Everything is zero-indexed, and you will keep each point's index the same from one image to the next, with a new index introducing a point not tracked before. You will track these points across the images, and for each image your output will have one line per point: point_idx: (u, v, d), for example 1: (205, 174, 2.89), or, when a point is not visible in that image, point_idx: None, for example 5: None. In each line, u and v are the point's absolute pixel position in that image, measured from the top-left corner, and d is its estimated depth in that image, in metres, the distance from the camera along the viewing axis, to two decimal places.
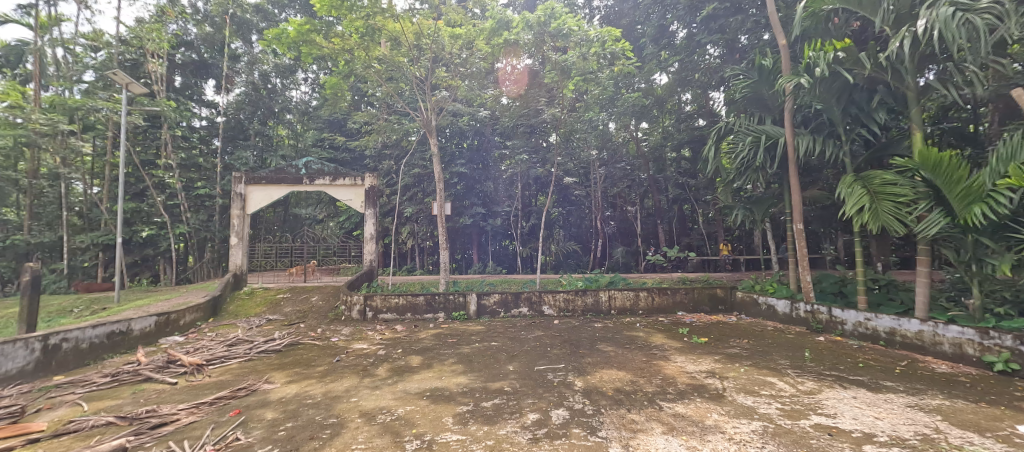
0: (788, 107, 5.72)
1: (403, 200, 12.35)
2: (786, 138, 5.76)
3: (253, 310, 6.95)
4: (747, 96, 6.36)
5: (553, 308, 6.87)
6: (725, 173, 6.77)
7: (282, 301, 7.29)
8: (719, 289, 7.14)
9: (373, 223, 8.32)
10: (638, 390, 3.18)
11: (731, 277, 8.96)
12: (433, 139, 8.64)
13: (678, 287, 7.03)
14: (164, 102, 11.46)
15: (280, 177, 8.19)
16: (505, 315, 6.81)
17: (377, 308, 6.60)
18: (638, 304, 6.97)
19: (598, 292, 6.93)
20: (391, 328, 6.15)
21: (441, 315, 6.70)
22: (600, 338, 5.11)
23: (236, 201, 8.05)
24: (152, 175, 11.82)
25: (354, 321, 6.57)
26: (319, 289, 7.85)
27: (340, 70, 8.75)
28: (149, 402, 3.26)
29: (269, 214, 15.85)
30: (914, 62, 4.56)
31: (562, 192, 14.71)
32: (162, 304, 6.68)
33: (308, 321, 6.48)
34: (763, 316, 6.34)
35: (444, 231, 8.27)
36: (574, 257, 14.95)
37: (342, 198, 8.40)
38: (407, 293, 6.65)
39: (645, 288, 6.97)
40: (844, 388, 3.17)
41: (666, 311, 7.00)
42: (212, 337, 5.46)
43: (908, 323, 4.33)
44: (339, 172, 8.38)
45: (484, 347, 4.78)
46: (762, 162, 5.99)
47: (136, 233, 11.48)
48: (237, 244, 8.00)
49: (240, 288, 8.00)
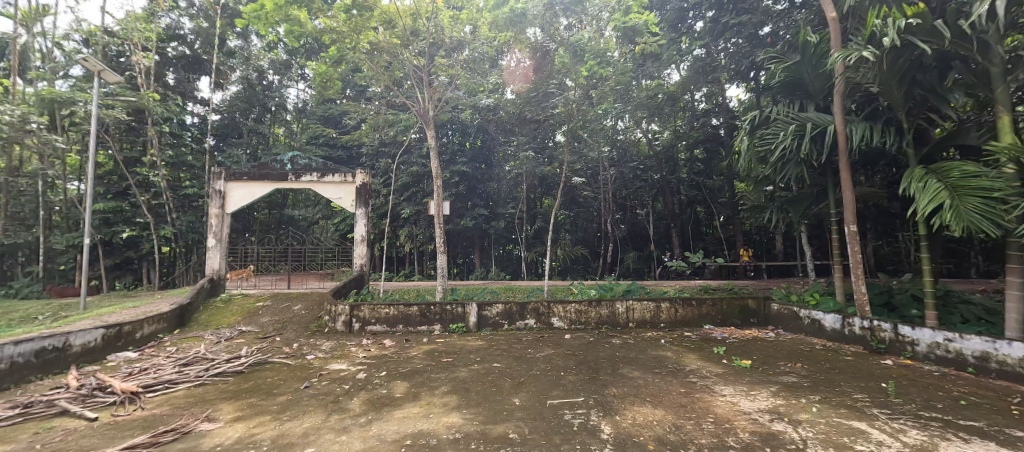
0: (837, 90, 4.98)
1: (401, 201, 11.63)
2: (837, 126, 4.98)
3: (226, 320, 6.19)
4: (786, 80, 5.62)
5: (564, 320, 6.07)
6: (759, 168, 5.99)
7: (260, 310, 6.54)
8: (751, 300, 6.33)
9: (365, 223, 7.58)
10: (687, 441, 2.38)
11: (757, 286, 8.15)
12: (431, 131, 7.91)
13: (705, 297, 6.23)
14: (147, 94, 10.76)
15: (264, 173, 7.48)
16: (510, 328, 6.02)
17: (364, 319, 5.84)
18: (659, 316, 6.17)
19: (615, 302, 6.14)
20: (379, 343, 5.38)
21: (437, 327, 5.92)
22: (622, 359, 4.32)
23: (214, 199, 7.33)
24: (135, 173, 11.14)
25: (339, 333, 5.80)
26: (303, 297, 7.10)
27: (329, 57, 8.05)
28: (44, 450, 2.51)
29: (262, 216, 15.21)
30: (1006, 29, 3.77)
31: (570, 194, 13.97)
32: (123, 313, 5.94)
33: (286, 333, 5.72)
34: (805, 332, 5.53)
35: (441, 233, 7.50)
36: (582, 262, 14.16)
37: (331, 197, 7.63)
38: (399, 302, 5.88)
39: (667, 298, 6.18)
40: (967, 443, 2.36)
41: (692, 325, 6.19)
42: (170, 354, 4.72)
43: (1007, 348, 3.51)
44: (327, 168, 7.65)
45: (484, 371, 3.99)
46: (809, 155, 5.14)
47: (115, 234, 10.69)
48: (215, 246, 7.27)
49: (218, 294, 7.26)
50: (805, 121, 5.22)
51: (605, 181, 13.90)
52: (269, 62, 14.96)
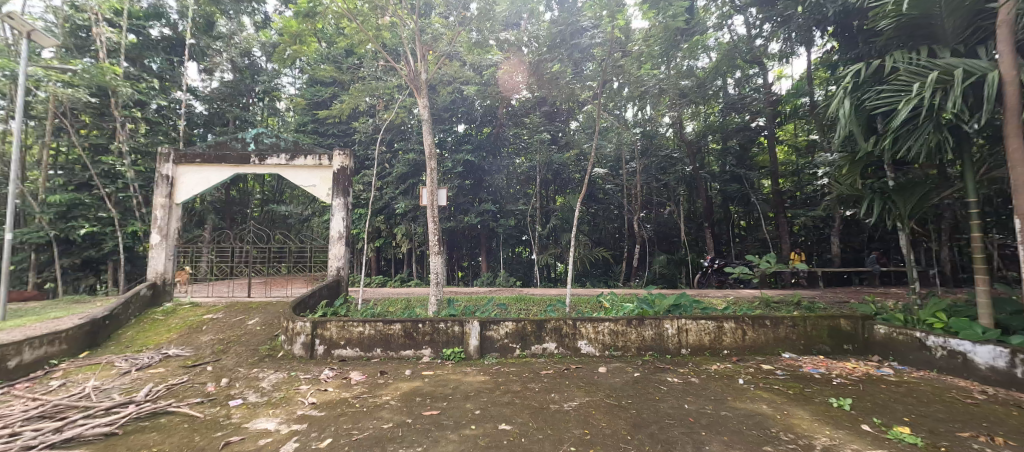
0: (1003, 20, 3.47)
1: (397, 195, 10.25)
2: (1003, 73, 3.45)
3: (155, 339, 4.78)
4: (908, 16, 4.07)
5: (594, 345, 4.55)
6: (864, 142, 4.43)
7: (204, 326, 5.12)
8: (844, 320, 4.77)
9: (343, 217, 6.17)
10: None
11: (828, 301, 6.58)
12: (422, 99, 6.44)
13: (783, 315, 4.70)
14: (110, 69, 9.40)
15: (221, 155, 6.10)
16: (522, 354, 4.51)
17: (330, 341, 4.41)
18: (722, 340, 4.63)
19: (662, 320, 4.61)
20: (344, 375, 3.93)
21: (427, 353, 4.46)
22: (702, 420, 2.76)
23: (161, 186, 5.99)
24: (98, 163, 9.85)
25: (296, 359, 4.38)
26: (263, 308, 5.69)
27: (300, 10, 6.90)
28: None
29: (253, 213, 14.00)
30: None
31: (588, 188, 12.62)
32: (18, 330, 4.54)
33: (225, 359, 4.28)
34: (939, 368, 3.95)
35: (435, 228, 6.04)
36: (603, 266, 12.59)
37: (303, 184, 6.24)
38: (376, 319, 4.43)
39: (733, 316, 4.65)
40: None
41: (767, 352, 4.66)
42: (37, 396, 3.28)
43: None
44: (298, 149, 6.27)
45: (480, 443, 2.48)
46: (958, 115, 3.57)
47: (72, 231, 9.33)
48: (160, 244, 5.90)
49: (161, 303, 5.87)
50: (949, 68, 3.69)
51: (629, 174, 12.37)
52: (259, 46, 13.76)
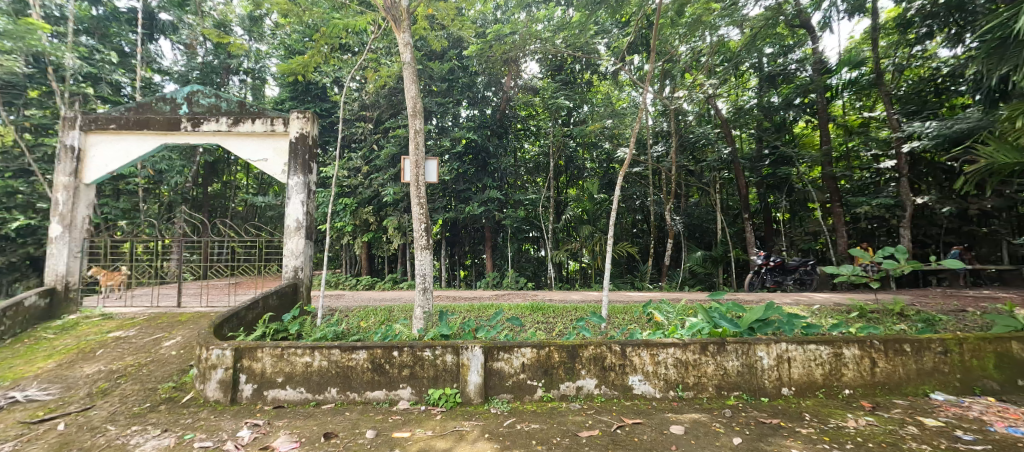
0: None
1: (388, 180, 8.84)
2: None
3: (21, 370, 3.36)
4: None
5: (653, 382, 3.07)
6: None
7: (101, 349, 3.69)
8: (1019, 344, 3.21)
9: (302, 200, 4.82)
10: None
11: (936, 312, 5.08)
12: (403, 37, 4.92)
13: (930, 336, 3.15)
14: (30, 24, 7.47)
15: (143, 120, 4.81)
16: (547, 396, 3.02)
17: (260, 379, 2.95)
18: (841, 374, 3.11)
19: (753, 346, 3.09)
20: (265, 442, 2.43)
21: (404, 396, 2.99)
22: None
23: (64, 161, 4.74)
24: (38, 145, 8.52)
25: (208, 406, 2.91)
26: (195, 323, 4.25)
27: None
28: None
29: (236, 207, 12.64)
30: None
31: (606, 175, 11.19)
32: None
33: (99, 407, 2.83)
34: None
35: (422, 214, 4.58)
36: (624, 264, 11.10)
37: (252, 158, 4.92)
38: (329, 345, 2.94)
39: (857, 340, 3.13)
40: None
41: (907, 391, 3.14)
42: None
43: None
44: (245, 112, 4.92)
45: None
46: None
47: (5, 223, 8.02)
48: (61, 236, 4.67)
49: (60, 315, 4.62)
50: None
51: (653, 159, 10.84)
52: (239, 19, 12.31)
